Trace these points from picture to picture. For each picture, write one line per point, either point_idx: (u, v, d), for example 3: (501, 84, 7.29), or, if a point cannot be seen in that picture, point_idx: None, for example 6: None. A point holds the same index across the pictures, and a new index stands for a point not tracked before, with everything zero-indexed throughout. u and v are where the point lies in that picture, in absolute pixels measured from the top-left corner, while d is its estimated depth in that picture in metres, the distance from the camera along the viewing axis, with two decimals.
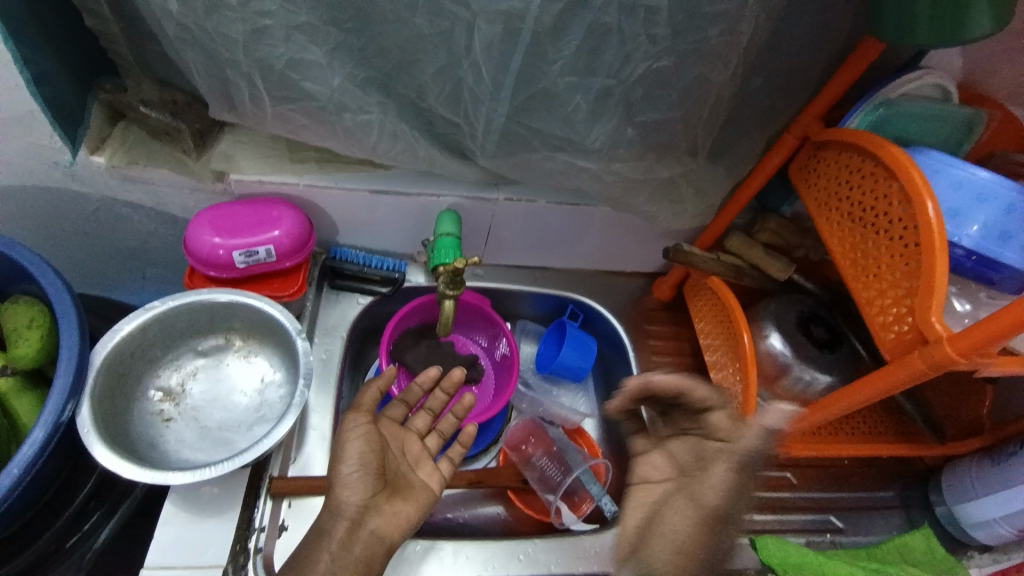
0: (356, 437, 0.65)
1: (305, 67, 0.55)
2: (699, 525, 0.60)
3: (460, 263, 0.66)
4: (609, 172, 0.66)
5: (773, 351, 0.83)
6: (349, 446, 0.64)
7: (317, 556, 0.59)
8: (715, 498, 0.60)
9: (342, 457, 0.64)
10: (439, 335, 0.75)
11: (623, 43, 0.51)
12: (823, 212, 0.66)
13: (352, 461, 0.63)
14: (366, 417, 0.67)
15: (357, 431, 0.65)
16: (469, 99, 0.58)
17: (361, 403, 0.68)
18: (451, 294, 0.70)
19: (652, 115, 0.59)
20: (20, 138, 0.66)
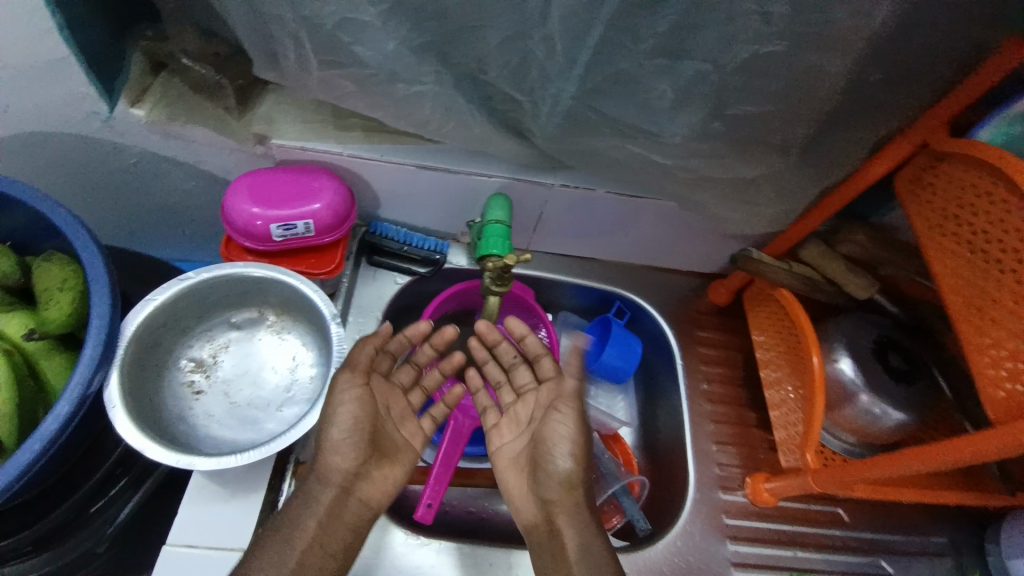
0: (349, 404, 0.58)
1: (356, 29, 0.49)
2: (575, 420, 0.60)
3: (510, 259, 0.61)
4: (685, 168, 0.58)
5: (841, 376, 0.76)
6: (337, 410, 0.58)
7: (303, 522, 0.56)
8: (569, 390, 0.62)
9: (328, 419, 0.58)
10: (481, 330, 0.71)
11: (730, 22, 0.43)
12: (935, 236, 0.56)
13: (335, 423, 0.58)
14: (356, 375, 0.60)
15: (347, 393, 0.58)
16: (537, 75, 0.51)
17: (354, 358, 0.61)
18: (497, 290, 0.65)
19: (747, 108, 0.51)
20: (56, 85, 0.62)
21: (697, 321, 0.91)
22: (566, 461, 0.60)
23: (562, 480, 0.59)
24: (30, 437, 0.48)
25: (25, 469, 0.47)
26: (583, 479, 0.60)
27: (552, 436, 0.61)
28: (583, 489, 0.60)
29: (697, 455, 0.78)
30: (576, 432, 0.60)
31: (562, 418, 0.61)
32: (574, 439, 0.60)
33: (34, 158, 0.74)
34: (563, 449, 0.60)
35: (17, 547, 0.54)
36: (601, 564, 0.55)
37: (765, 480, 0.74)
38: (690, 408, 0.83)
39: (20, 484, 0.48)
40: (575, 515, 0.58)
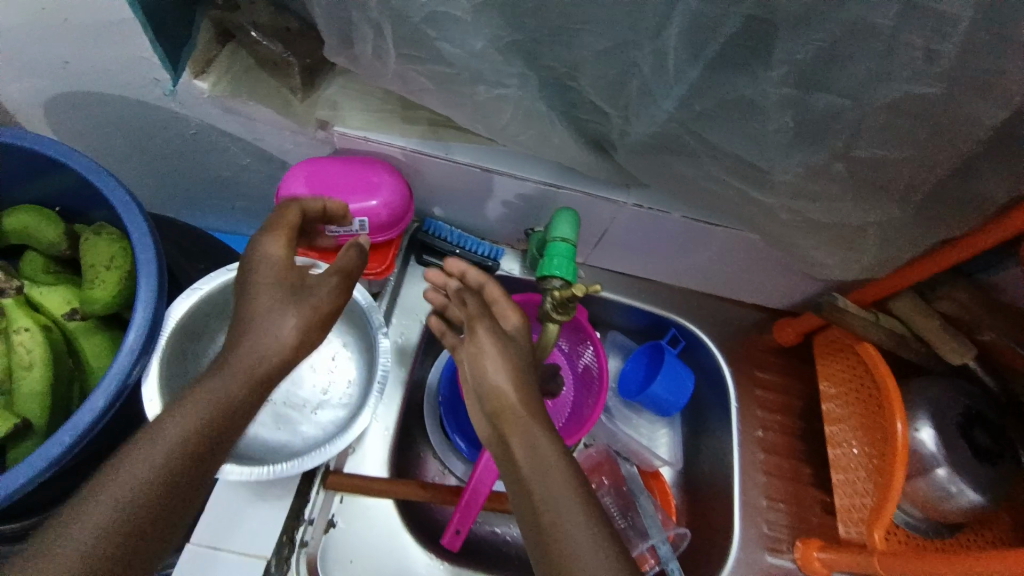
0: (322, 297, 0.51)
1: (445, 24, 0.44)
2: (500, 339, 0.55)
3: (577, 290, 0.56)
4: (787, 209, 0.51)
5: (921, 447, 0.70)
6: (263, 309, 0.49)
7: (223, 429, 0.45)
8: (502, 319, 0.57)
9: (241, 326, 0.49)
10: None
11: (887, 56, 0.36)
12: None
13: (247, 332, 0.48)
14: (299, 282, 0.51)
15: (306, 301, 0.50)
16: (636, 91, 0.45)
17: (280, 255, 0.52)
18: (558, 319, 0.61)
19: (878, 154, 0.44)
20: (119, 47, 0.59)
21: (756, 360, 0.85)
22: (504, 382, 0.53)
23: (503, 404, 0.52)
24: (69, 422, 0.47)
25: (56, 460, 0.46)
26: (530, 403, 0.52)
27: (483, 362, 0.54)
28: (520, 401, 0.52)
29: (744, 509, 0.74)
30: (504, 351, 0.54)
31: (481, 340, 0.55)
32: (501, 355, 0.54)
33: (95, 117, 0.73)
34: (497, 370, 0.53)
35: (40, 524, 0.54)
36: (567, 491, 0.46)
37: (818, 549, 0.69)
38: (740, 457, 0.77)
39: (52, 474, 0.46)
40: (534, 446, 0.49)
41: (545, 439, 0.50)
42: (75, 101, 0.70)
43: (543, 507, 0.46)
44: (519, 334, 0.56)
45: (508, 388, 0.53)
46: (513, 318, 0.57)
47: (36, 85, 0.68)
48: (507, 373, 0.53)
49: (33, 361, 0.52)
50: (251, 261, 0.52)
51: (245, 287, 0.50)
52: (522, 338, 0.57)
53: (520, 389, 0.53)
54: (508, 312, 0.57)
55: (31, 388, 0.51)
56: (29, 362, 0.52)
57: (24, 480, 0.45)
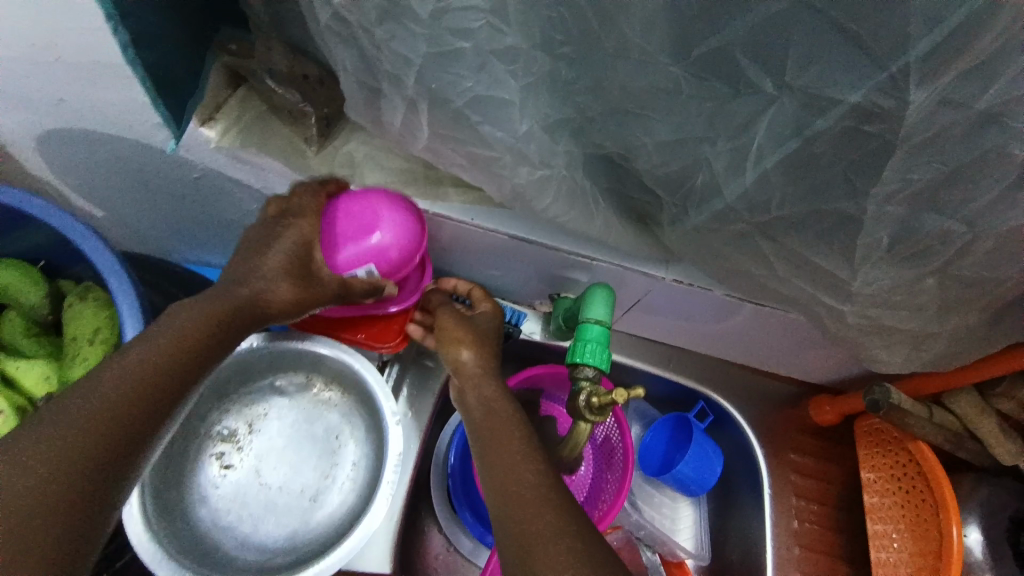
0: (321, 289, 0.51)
1: (491, 107, 0.38)
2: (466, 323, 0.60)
3: (619, 396, 0.51)
4: (860, 315, 0.46)
5: (967, 554, 0.66)
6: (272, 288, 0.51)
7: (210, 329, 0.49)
8: (480, 304, 0.64)
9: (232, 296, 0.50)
10: (563, 454, 0.60)
11: (1019, 184, 0.30)
12: None
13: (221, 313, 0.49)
14: (304, 271, 0.51)
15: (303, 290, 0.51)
16: (703, 186, 0.40)
17: (306, 231, 0.51)
18: (591, 419, 0.55)
19: (978, 271, 0.38)
20: (120, 91, 0.54)
21: (788, 438, 0.79)
22: (470, 358, 0.59)
23: (474, 383, 0.58)
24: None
25: None
26: (489, 382, 0.58)
27: (454, 342, 0.60)
28: (489, 382, 0.58)
29: None
30: (472, 330, 0.60)
31: (453, 327, 0.60)
32: (477, 336, 0.60)
33: (89, 154, 0.67)
34: (469, 349, 0.59)
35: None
36: (525, 459, 0.50)
37: None
38: (773, 556, 0.72)
39: None
40: (498, 422, 0.54)
41: (508, 420, 0.54)
42: (70, 137, 0.64)
43: (504, 472, 0.49)
44: (485, 318, 0.63)
45: (478, 365, 0.59)
46: (490, 306, 0.64)
47: (27, 120, 0.62)
48: (479, 355, 0.59)
49: None
50: (264, 230, 0.52)
51: (250, 256, 0.52)
52: (486, 325, 0.62)
53: (486, 368, 0.59)
54: (484, 304, 0.64)
55: None
56: None
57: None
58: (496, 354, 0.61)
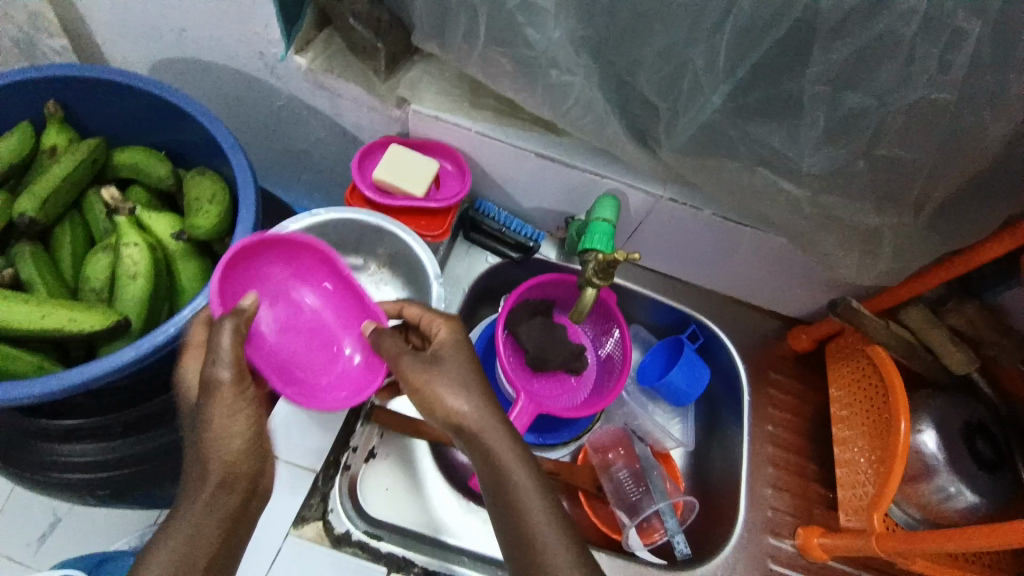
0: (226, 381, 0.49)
1: (533, 13, 0.53)
2: (428, 369, 0.53)
3: (619, 256, 0.65)
4: (813, 204, 0.58)
5: (921, 447, 0.73)
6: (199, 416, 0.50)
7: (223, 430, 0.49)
8: (439, 330, 0.57)
9: (210, 448, 0.49)
10: (572, 321, 0.72)
11: (908, 62, 0.44)
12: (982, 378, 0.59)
13: (228, 448, 0.49)
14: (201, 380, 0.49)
15: (221, 394, 0.49)
16: (688, 86, 0.53)
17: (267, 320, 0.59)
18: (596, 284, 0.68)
19: (896, 152, 0.50)
20: (238, 23, 0.69)
21: (771, 363, 0.89)
22: (455, 403, 0.52)
23: (470, 432, 0.53)
24: (147, 338, 0.54)
25: (155, 347, 0.54)
26: (495, 429, 0.53)
27: (433, 398, 0.53)
28: (484, 422, 0.53)
29: (750, 497, 0.78)
30: (442, 377, 0.53)
31: (425, 378, 0.53)
32: (451, 375, 0.53)
33: (193, 83, 0.82)
34: (453, 396, 0.53)
35: (109, 427, 0.62)
36: (544, 506, 0.51)
37: (819, 535, 0.74)
38: (750, 454, 0.81)
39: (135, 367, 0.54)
40: (506, 475, 0.51)
41: (517, 468, 0.52)
42: (182, 66, 0.80)
43: (524, 522, 0.50)
44: (449, 346, 0.55)
45: (469, 409, 0.53)
46: (448, 329, 0.57)
47: (151, 49, 0.77)
48: (464, 396, 0.53)
49: (138, 272, 0.58)
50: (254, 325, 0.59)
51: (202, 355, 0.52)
52: (456, 358, 0.55)
53: (481, 410, 0.53)
54: (441, 327, 0.57)
55: (133, 295, 0.58)
56: (133, 272, 0.58)
57: (106, 372, 0.53)
58: (482, 377, 0.55)
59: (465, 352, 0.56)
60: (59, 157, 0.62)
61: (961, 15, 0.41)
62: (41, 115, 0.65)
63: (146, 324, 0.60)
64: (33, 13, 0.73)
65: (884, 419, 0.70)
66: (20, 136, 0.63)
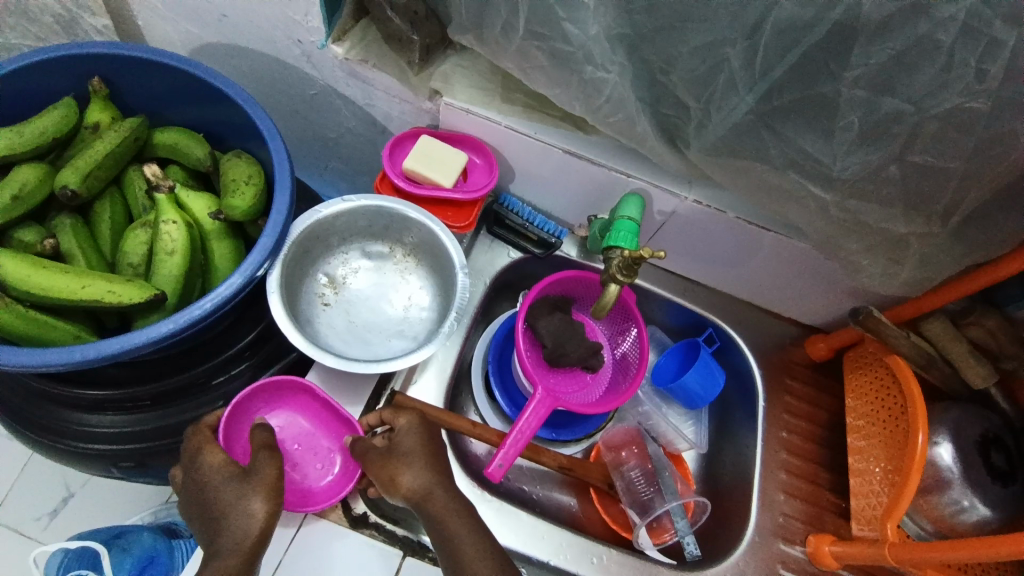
0: (265, 469, 0.57)
1: (573, 7, 0.54)
2: (388, 461, 0.59)
3: (642, 253, 0.63)
4: (840, 208, 0.58)
5: (937, 460, 0.72)
6: (225, 498, 0.56)
7: (252, 498, 0.56)
8: (397, 422, 0.62)
9: (232, 524, 0.55)
10: (593, 318, 0.72)
11: (946, 69, 0.44)
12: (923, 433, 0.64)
13: (251, 521, 0.55)
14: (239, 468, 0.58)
15: (261, 478, 0.56)
16: (723, 86, 0.53)
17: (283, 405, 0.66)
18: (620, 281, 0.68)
19: (928, 158, 0.51)
20: (280, 10, 0.71)
21: (788, 370, 0.89)
22: (410, 484, 0.59)
23: (421, 505, 0.59)
24: (184, 310, 0.55)
25: (191, 322, 0.55)
26: (438, 498, 0.59)
27: (391, 480, 0.59)
28: (439, 500, 0.59)
29: (762, 501, 0.78)
30: (397, 459, 0.60)
31: (384, 467, 0.59)
32: (407, 462, 0.60)
33: (230, 67, 0.84)
34: (406, 475, 0.59)
35: (138, 398, 0.64)
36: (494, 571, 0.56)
37: (830, 543, 0.74)
38: (764, 460, 0.81)
39: (172, 340, 0.55)
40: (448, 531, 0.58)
41: (454, 521, 0.58)
42: (220, 50, 0.81)
43: None
44: (403, 434, 0.61)
45: (420, 486, 0.59)
46: (405, 419, 0.62)
47: (192, 31, 0.79)
48: (416, 473, 0.60)
49: (175, 249, 0.59)
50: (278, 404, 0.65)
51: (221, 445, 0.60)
52: (409, 439, 0.61)
53: (428, 483, 0.60)
54: (400, 418, 0.63)
55: (169, 271, 0.59)
56: (171, 249, 0.59)
57: (144, 343, 0.53)
58: (436, 458, 0.62)
59: (418, 438, 0.62)
60: (102, 133, 0.64)
61: (998, 25, 0.42)
62: (85, 90, 0.66)
63: (181, 301, 0.61)
64: None
65: (902, 431, 0.70)
66: (64, 110, 0.65)
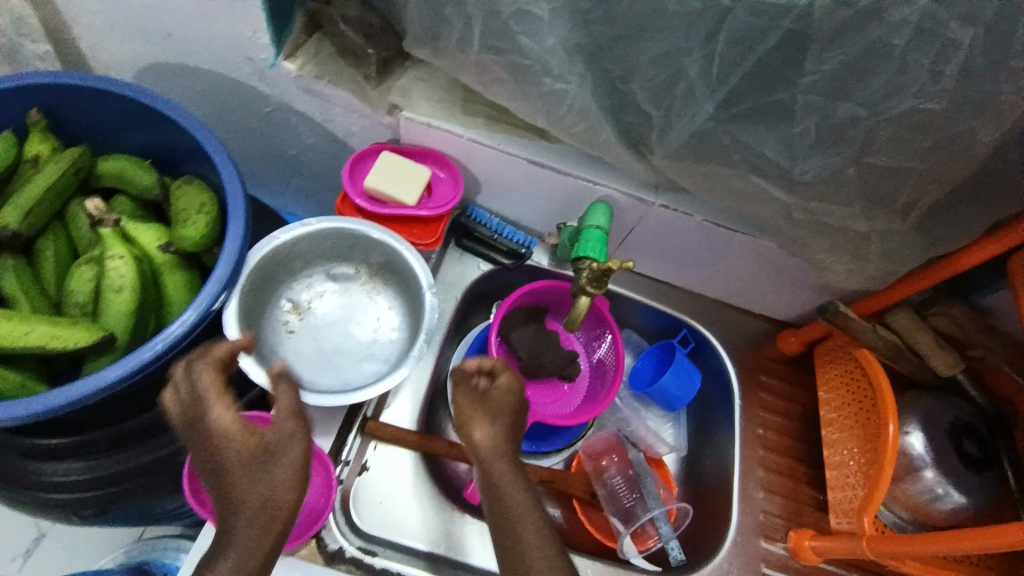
0: (292, 450, 0.47)
1: (527, 21, 0.53)
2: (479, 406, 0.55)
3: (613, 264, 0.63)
4: (804, 210, 0.59)
5: (909, 449, 0.74)
6: (237, 475, 0.46)
7: (259, 483, 0.46)
8: (499, 380, 0.57)
9: (257, 477, 0.46)
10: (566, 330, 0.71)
11: (900, 71, 0.45)
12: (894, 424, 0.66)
13: (275, 498, 0.46)
14: (256, 432, 0.47)
15: (285, 459, 0.46)
16: (683, 94, 0.53)
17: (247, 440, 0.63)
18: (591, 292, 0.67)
19: (887, 159, 0.51)
20: (228, 27, 0.68)
21: (762, 366, 0.90)
22: (485, 439, 0.53)
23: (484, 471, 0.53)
24: (133, 354, 0.52)
25: (143, 365, 0.52)
26: (503, 466, 0.53)
27: (464, 422, 0.55)
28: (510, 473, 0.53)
29: (742, 500, 0.79)
30: (484, 409, 0.55)
31: (467, 421, 0.54)
32: (489, 428, 0.54)
33: (180, 87, 0.81)
34: (481, 430, 0.54)
35: (94, 443, 0.61)
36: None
37: (810, 538, 0.75)
38: (743, 458, 0.82)
39: (127, 384, 0.52)
40: (504, 500, 0.51)
41: (517, 493, 0.51)
42: (167, 70, 0.78)
43: None
44: (500, 395, 0.56)
45: (491, 447, 0.53)
46: (508, 377, 0.57)
47: (136, 51, 0.75)
48: (491, 432, 0.54)
49: (124, 285, 0.57)
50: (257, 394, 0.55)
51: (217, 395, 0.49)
52: (502, 399, 0.56)
53: (498, 447, 0.53)
54: (504, 381, 0.57)
55: (119, 309, 0.57)
56: (119, 285, 0.57)
57: (90, 391, 0.51)
58: (515, 427, 0.56)
59: (508, 403, 0.56)
60: (41, 167, 0.61)
61: (952, 26, 0.42)
62: (23, 122, 0.63)
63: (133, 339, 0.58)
64: (17, 19, 0.72)
65: (874, 423, 0.71)
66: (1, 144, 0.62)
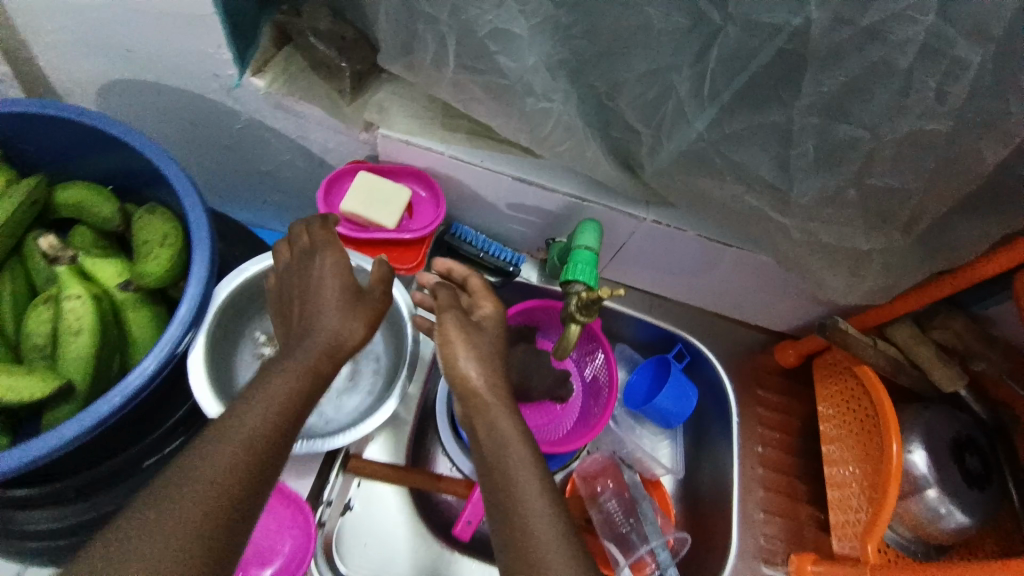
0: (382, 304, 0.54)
1: (506, 40, 0.49)
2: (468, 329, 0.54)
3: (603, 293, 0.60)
4: (802, 231, 0.56)
5: (912, 468, 0.72)
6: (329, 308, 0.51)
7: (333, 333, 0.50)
8: (485, 305, 0.58)
9: (321, 333, 0.50)
10: (556, 359, 0.68)
11: (904, 92, 0.42)
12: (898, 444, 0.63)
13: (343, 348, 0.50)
14: (355, 282, 0.53)
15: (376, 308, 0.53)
16: (673, 113, 0.50)
17: None
18: (580, 320, 0.64)
19: (889, 180, 0.48)
20: (191, 44, 0.64)
21: (758, 379, 0.88)
22: (477, 370, 0.53)
23: (472, 397, 0.53)
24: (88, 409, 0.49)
25: (100, 420, 0.49)
26: (501, 412, 0.52)
27: (450, 345, 0.54)
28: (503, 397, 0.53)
29: (741, 522, 0.77)
30: (475, 331, 0.55)
31: (455, 335, 0.54)
32: (478, 348, 0.54)
33: (146, 104, 0.77)
34: (467, 355, 0.54)
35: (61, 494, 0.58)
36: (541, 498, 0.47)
37: (811, 562, 0.72)
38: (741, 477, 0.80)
39: (86, 438, 0.49)
40: (507, 458, 0.49)
41: (517, 445, 0.50)
42: (130, 88, 0.74)
43: (520, 520, 0.46)
44: (491, 320, 0.57)
45: (478, 372, 0.53)
46: (493, 305, 0.58)
47: (95, 66, 0.71)
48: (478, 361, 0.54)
49: (82, 327, 0.53)
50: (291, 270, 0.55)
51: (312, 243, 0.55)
52: (491, 327, 0.57)
53: (491, 374, 0.53)
54: (488, 305, 0.58)
55: (77, 353, 0.53)
56: (77, 328, 0.53)
57: (43, 450, 0.47)
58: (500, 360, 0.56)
59: (496, 332, 0.57)
60: None
61: (960, 45, 0.39)
62: None
63: (96, 384, 0.55)
64: None
65: (876, 442, 0.69)
66: None
